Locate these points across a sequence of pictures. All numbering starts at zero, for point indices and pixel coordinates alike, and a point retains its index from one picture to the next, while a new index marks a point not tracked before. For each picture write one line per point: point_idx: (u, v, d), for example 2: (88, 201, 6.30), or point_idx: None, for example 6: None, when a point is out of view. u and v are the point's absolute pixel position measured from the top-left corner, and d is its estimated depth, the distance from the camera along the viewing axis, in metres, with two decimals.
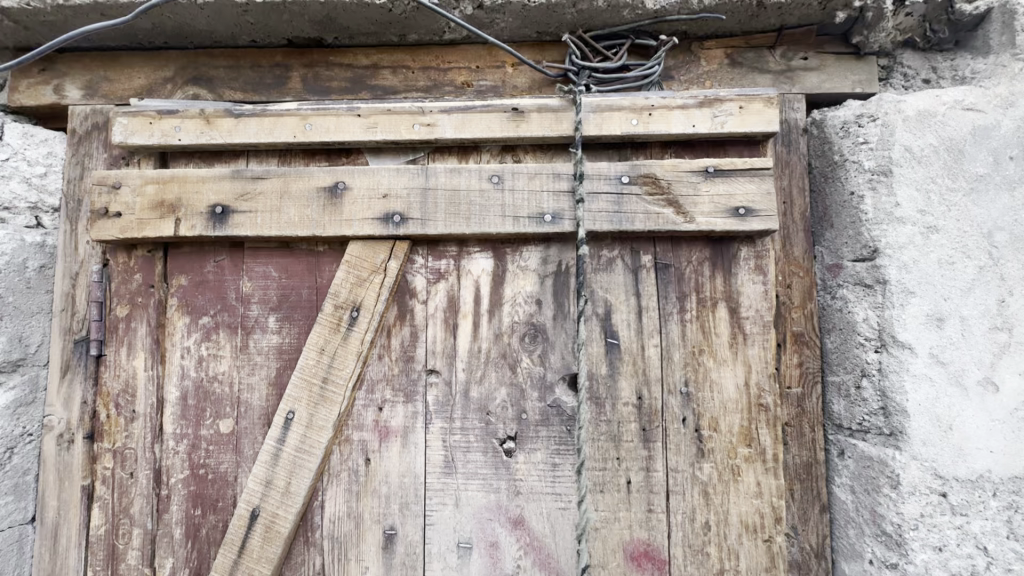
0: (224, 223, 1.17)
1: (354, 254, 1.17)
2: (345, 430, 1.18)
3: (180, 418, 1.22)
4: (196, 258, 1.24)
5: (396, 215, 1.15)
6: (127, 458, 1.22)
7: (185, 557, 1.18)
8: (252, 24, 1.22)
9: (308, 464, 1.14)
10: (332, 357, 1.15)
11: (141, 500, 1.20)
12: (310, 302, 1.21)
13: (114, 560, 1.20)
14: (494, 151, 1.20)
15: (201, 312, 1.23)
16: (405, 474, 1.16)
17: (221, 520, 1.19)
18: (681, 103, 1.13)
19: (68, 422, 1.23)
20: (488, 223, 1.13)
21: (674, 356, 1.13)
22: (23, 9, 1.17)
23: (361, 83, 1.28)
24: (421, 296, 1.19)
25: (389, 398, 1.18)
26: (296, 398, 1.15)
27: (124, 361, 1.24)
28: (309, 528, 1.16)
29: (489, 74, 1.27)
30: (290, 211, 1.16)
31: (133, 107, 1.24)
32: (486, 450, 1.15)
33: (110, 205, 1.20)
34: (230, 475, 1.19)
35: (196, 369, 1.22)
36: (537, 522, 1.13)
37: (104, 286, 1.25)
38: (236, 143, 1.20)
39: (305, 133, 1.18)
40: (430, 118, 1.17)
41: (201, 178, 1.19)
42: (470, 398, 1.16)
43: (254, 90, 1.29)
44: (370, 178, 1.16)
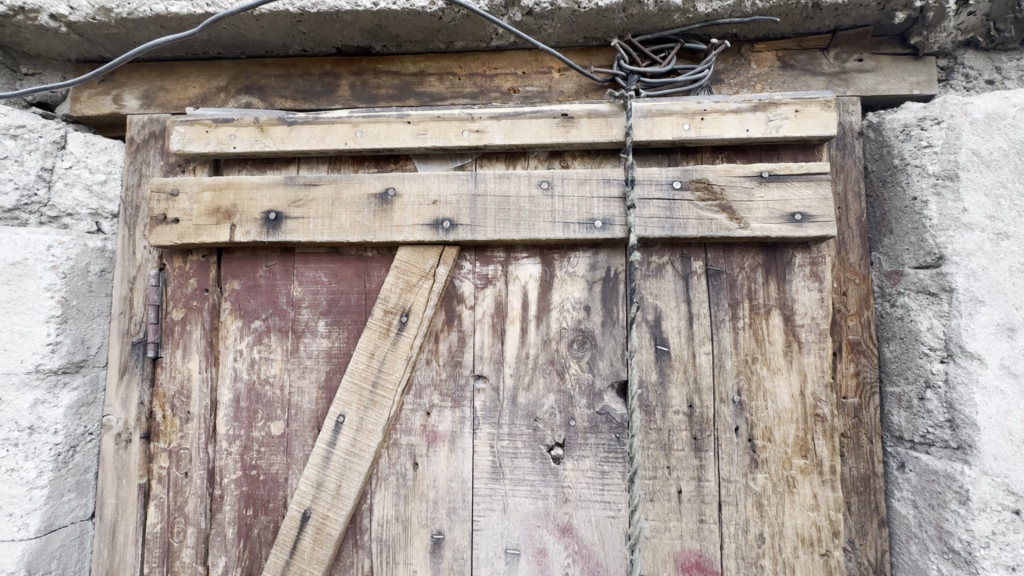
0: (277, 229, 1.19)
1: (403, 260, 1.18)
2: (393, 434, 1.19)
3: (232, 419, 1.24)
4: (249, 263, 1.27)
5: (446, 222, 1.15)
6: (182, 458, 1.25)
7: (237, 556, 1.21)
8: (304, 33, 1.24)
9: (358, 468, 1.15)
10: (381, 362, 1.17)
11: (195, 499, 1.23)
12: (360, 307, 1.22)
13: (169, 557, 1.23)
14: (542, 157, 1.20)
15: (253, 316, 1.26)
16: (453, 479, 1.17)
17: (272, 521, 1.21)
18: (734, 108, 1.11)
19: (126, 421, 1.27)
20: (537, 229, 1.13)
21: (726, 364, 1.11)
22: (89, 22, 1.22)
23: (408, 90, 1.30)
24: (468, 302, 1.19)
25: (436, 403, 1.18)
26: (346, 402, 1.16)
27: (179, 364, 1.27)
28: (358, 531, 1.18)
29: (535, 80, 1.27)
30: (342, 217, 1.18)
31: (190, 116, 1.27)
32: (534, 457, 1.15)
33: (168, 211, 1.24)
34: (281, 477, 1.21)
35: (248, 372, 1.25)
36: (586, 530, 1.12)
37: (161, 289, 1.29)
38: (289, 151, 1.22)
39: (356, 141, 1.20)
40: (479, 125, 1.17)
41: (255, 185, 1.22)
42: (517, 405, 1.16)
43: (304, 98, 1.32)
44: (420, 184, 1.17)
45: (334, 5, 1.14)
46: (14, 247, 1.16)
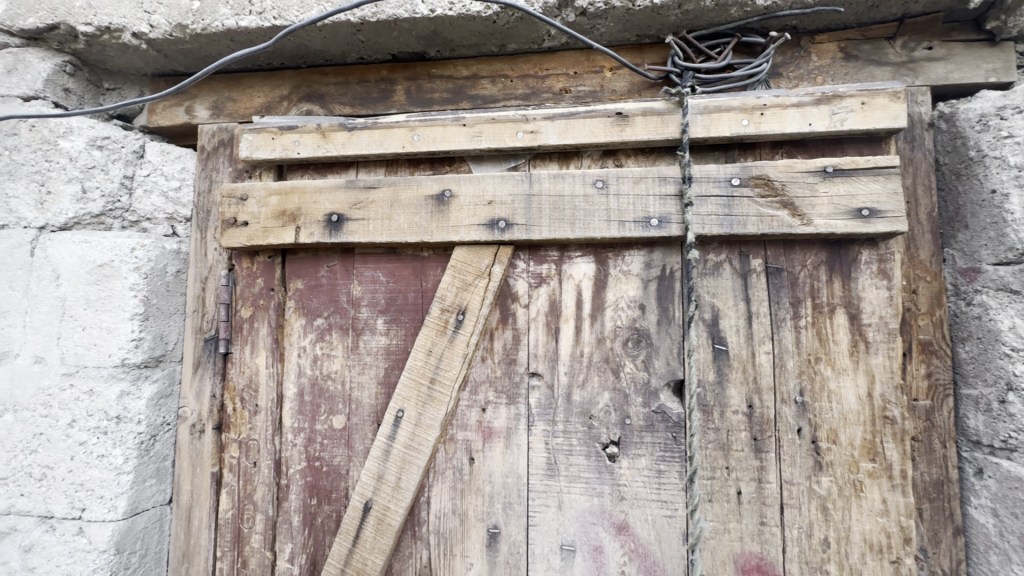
0: (339, 231, 1.24)
1: (459, 259, 1.21)
2: (450, 429, 1.22)
3: (297, 412, 1.30)
4: (311, 264, 1.33)
5: (501, 222, 1.17)
6: (251, 448, 1.32)
7: (303, 543, 1.27)
8: (363, 42, 1.29)
9: (417, 461, 1.19)
10: (439, 359, 1.20)
11: (264, 487, 1.30)
12: (417, 306, 1.26)
13: (240, 542, 1.30)
14: (596, 156, 1.20)
15: (316, 314, 1.31)
16: (508, 474, 1.19)
17: (335, 510, 1.26)
18: (795, 101, 1.09)
19: (199, 413, 1.35)
20: (592, 228, 1.13)
21: (788, 364, 1.09)
22: (167, 39, 1.30)
23: (462, 93, 1.33)
24: (522, 300, 1.21)
25: (492, 400, 1.21)
26: (405, 397, 1.20)
27: (247, 359, 1.34)
28: (416, 522, 1.21)
29: (587, 80, 1.28)
30: (400, 218, 1.22)
31: (257, 124, 1.34)
32: (588, 454, 1.15)
33: (238, 215, 1.31)
34: (342, 468, 1.26)
35: (312, 367, 1.30)
36: (642, 528, 1.12)
37: (230, 289, 1.37)
38: (350, 155, 1.27)
39: (413, 144, 1.24)
40: (533, 125, 1.19)
41: (318, 188, 1.27)
42: (572, 402, 1.17)
43: (362, 104, 1.37)
44: (476, 186, 1.20)
45: (393, 13, 1.18)
46: (102, 251, 1.27)
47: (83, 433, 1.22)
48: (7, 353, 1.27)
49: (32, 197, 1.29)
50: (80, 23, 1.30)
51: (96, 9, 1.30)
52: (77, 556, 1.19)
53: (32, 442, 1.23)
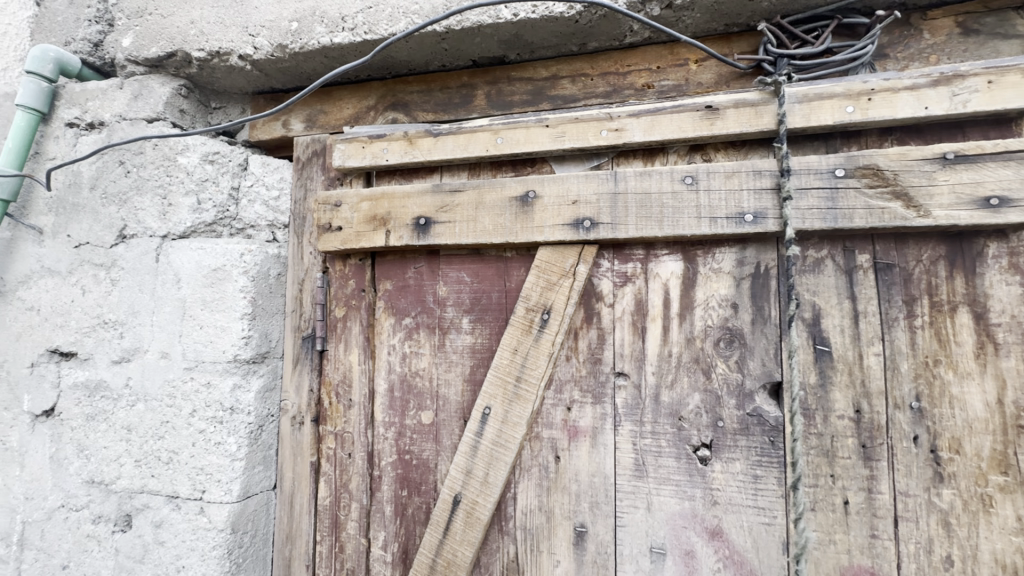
0: (427, 233, 1.29)
1: (544, 259, 1.22)
2: (536, 427, 1.23)
3: (388, 407, 1.36)
4: (399, 265, 1.39)
5: (586, 221, 1.17)
6: (346, 440, 1.40)
7: (395, 532, 1.33)
8: (447, 50, 1.33)
9: (504, 457, 1.21)
10: (525, 357, 1.22)
11: (358, 477, 1.37)
12: (501, 305, 1.28)
13: (337, 528, 1.39)
14: (682, 151, 1.18)
15: (404, 314, 1.37)
16: (595, 474, 1.18)
17: (425, 502, 1.31)
18: (908, 84, 1.01)
19: (299, 406, 1.44)
20: (682, 225, 1.11)
21: (901, 366, 1.01)
22: (269, 59, 1.40)
23: (542, 94, 1.34)
24: (607, 299, 1.20)
25: (577, 399, 1.21)
26: (491, 395, 1.23)
27: (342, 356, 1.42)
28: (504, 517, 1.24)
29: (671, 73, 1.25)
30: (486, 219, 1.25)
31: (348, 134, 1.42)
32: (678, 457, 1.13)
33: (333, 220, 1.39)
34: (431, 462, 1.31)
35: (401, 364, 1.36)
36: (738, 535, 1.08)
37: (325, 290, 1.46)
38: (436, 160, 1.31)
39: (497, 147, 1.26)
40: (618, 123, 1.18)
41: (406, 193, 1.33)
42: (661, 403, 1.15)
43: (445, 110, 1.41)
44: (560, 186, 1.20)
45: (477, 20, 1.21)
46: (216, 256, 1.40)
47: (202, 421, 1.35)
48: (138, 349, 1.43)
49: (156, 209, 1.44)
50: (194, 49, 1.43)
51: (207, 36, 1.42)
52: (200, 533, 1.31)
53: (160, 429, 1.38)
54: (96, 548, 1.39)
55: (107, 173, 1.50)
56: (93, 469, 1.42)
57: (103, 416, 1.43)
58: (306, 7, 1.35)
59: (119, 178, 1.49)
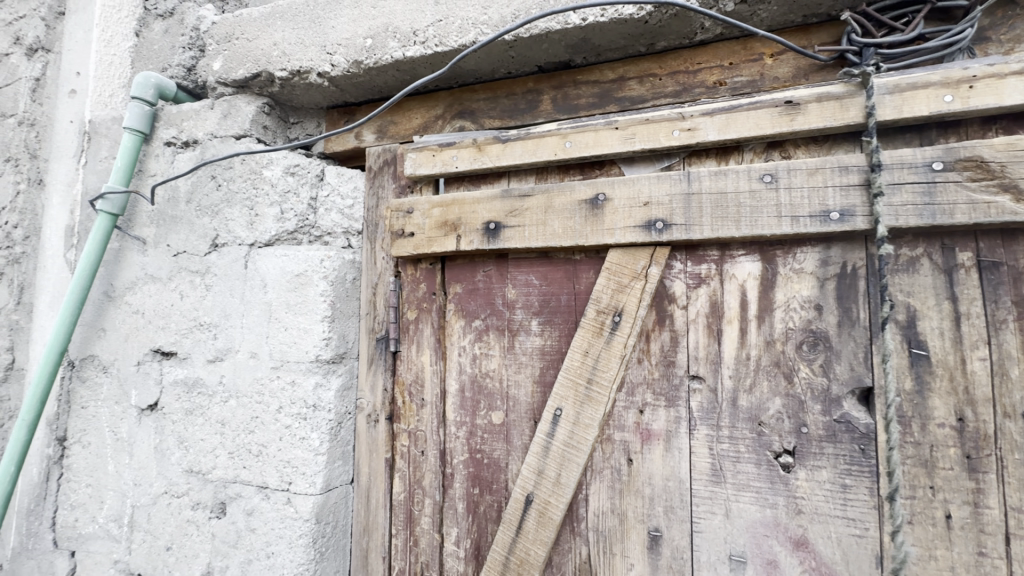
0: (497, 237, 1.32)
1: (614, 262, 1.22)
2: (607, 429, 1.23)
3: (459, 407, 1.40)
4: (468, 269, 1.42)
5: (659, 222, 1.17)
6: (419, 438, 1.45)
7: (467, 528, 1.37)
8: (514, 57, 1.35)
9: (576, 459, 1.22)
10: (596, 359, 1.22)
11: (431, 474, 1.42)
12: (571, 307, 1.29)
13: (412, 522, 1.44)
14: (759, 149, 1.14)
15: (474, 316, 1.41)
16: (669, 478, 1.17)
17: (496, 500, 1.34)
18: (1017, 68, 0.94)
19: (374, 404, 1.51)
20: (760, 225, 1.08)
21: (1011, 373, 0.94)
22: (345, 75, 1.48)
23: (608, 97, 1.34)
24: (680, 301, 1.19)
25: (650, 402, 1.20)
26: (563, 397, 1.24)
27: (414, 357, 1.48)
28: (575, 518, 1.25)
29: (745, 69, 1.22)
30: (555, 223, 1.26)
31: (419, 143, 1.47)
32: (759, 463, 1.10)
33: (406, 227, 1.45)
34: (502, 462, 1.34)
35: (471, 365, 1.40)
36: (825, 546, 1.04)
37: (398, 293, 1.51)
38: (504, 166, 1.34)
39: (565, 151, 1.27)
40: (690, 123, 1.16)
41: (476, 199, 1.36)
42: (739, 408, 1.12)
43: (511, 116, 1.44)
44: (630, 188, 1.20)
45: (545, 27, 1.23)
46: (298, 262, 1.49)
47: (289, 417, 1.44)
48: (230, 349, 1.54)
49: (245, 219, 1.55)
50: (277, 69, 1.53)
51: (289, 56, 1.52)
52: (288, 521, 1.40)
53: (251, 424, 1.48)
54: (196, 532, 1.52)
55: (201, 187, 1.63)
56: (192, 459, 1.54)
57: (200, 411, 1.56)
58: (379, 24, 1.42)
59: (212, 192, 1.62)
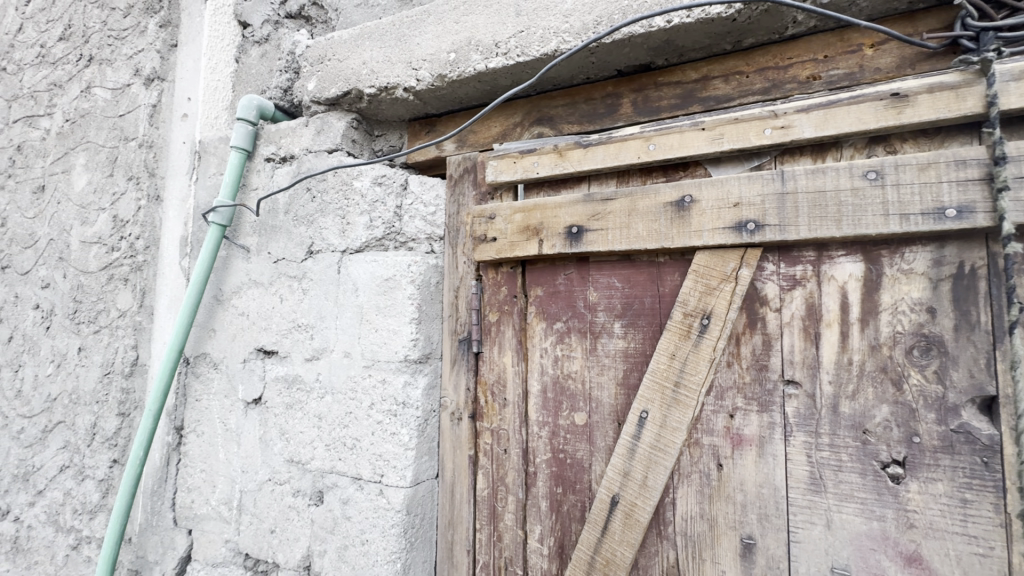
0: (580, 241, 1.34)
1: (702, 264, 1.21)
2: (695, 433, 1.22)
3: (541, 407, 1.44)
4: (549, 272, 1.45)
5: (750, 223, 1.14)
6: (502, 437, 1.49)
7: (551, 527, 1.39)
8: (594, 63, 1.37)
9: (663, 462, 1.22)
10: (683, 362, 1.22)
11: (514, 472, 1.46)
12: (655, 310, 1.29)
13: (495, 517, 1.49)
14: (860, 145, 1.10)
15: (555, 318, 1.43)
16: (763, 485, 1.14)
17: (580, 500, 1.36)
18: None
19: (457, 403, 1.57)
20: (864, 224, 1.04)
21: None
22: (429, 89, 1.56)
23: (692, 97, 1.32)
24: (773, 304, 1.16)
25: (741, 406, 1.18)
26: (649, 399, 1.25)
27: (496, 358, 1.53)
28: (662, 522, 1.24)
29: (841, 62, 1.17)
30: (639, 226, 1.27)
31: (499, 151, 1.52)
32: (864, 473, 1.05)
33: (488, 232, 1.50)
34: (585, 462, 1.36)
35: (553, 367, 1.43)
36: (942, 564, 0.98)
37: (479, 296, 1.56)
38: (586, 170, 1.36)
39: (649, 154, 1.27)
40: (784, 120, 1.13)
41: (558, 203, 1.39)
42: (840, 414, 1.08)
43: (590, 121, 1.45)
44: (719, 189, 1.19)
45: (628, 32, 1.24)
46: (387, 267, 1.58)
47: (380, 413, 1.53)
48: (325, 349, 1.66)
49: (338, 228, 1.67)
50: (367, 87, 1.63)
51: (378, 74, 1.62)
52: (381, 511, 1.49)
53: (345, 419, 1.59)
54: (297, 517, 1.64)
55: (298, 199, 1.77)
56: (292, 450, 1.67)
57: (299, 405, 1.68)
58: (462, 38, 1.48)
59: (307, 203, 1.75)
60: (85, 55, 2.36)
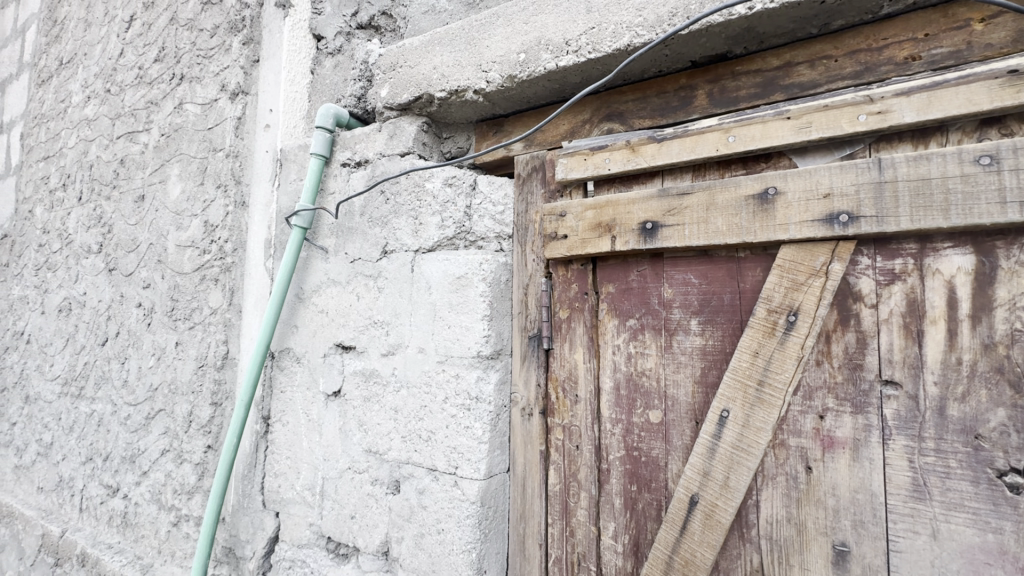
0: (655, 237, 1.33)
1: (787, 259, 1.17)
2: (781, 434, 1.18)
3: (614, 405, 1.43)
4: (621, 268, 1.44)
5: (843, 216, 1.09)
6: (573, 433, 1.50)
7: (625, 524, 1.39)
8: (668, 55, 1.34)
9: (747, 462, 1.19)
10: (768, 360, 1.18)
11: (586, 468, 1.47)
12: (735, 307, 1.25)
13: (567, 513, 1.50)
14: (969, 128, 1.02)
15: (628, 315, 1.42)
16: (858, 490, 1.09)
17: (656, 499, 1.34)
18: None
19: (528, 399, 1.59)
20: (977, 213, 0.96)
21: None
22: (498, 89, 1.59)
23: (774, 85, 1.27)
24: (869, 300, 1.10)
25: (832, 407, 1.13)
26: (730, 398, 1.22)
27: (567, 355, 1.53)
28: (744, 524, 1.21)
29: (945, 39, 1.09)
30: (719, 220, 1.24)
31: (569, 148, 1.53)
32: (976, 481, 0.98)
33: (559, 229, 1.51)
34: (661, 461, 1.34)
35: (626, 364, 1.42)
36: None
37: (549, 293, 1.57)
38: (660, 165, 1.34)
39: (729, 146, 1.24)
40: (880, 105, 1.07)
41: (631, 199, 1.38)
42: (948, 418, 1.01)
43: (663, 115, 1.42)
44: (806, 180, 1.14)
45: (706, 22, 1.21)
46: (460, 266, 1.62)
47: (454, 407, 1.58)
48: (400, 345, 1.73)
49: (411, 228, 1.73)
50: (438, 91, 1.69)
51: (448, 78, 1.67)
52: (457, 502, 1.54)
53: (420, 412, 1.65)
54: (375, 505, 1.73)
55: (373, 202, 1.85)
56: (371, 441, 1.76)
57: (376, 398, 1.77)
58: (532, 38, 1.50)
59: (381, 205, 1.82)
60: (177, 74, 2.57)
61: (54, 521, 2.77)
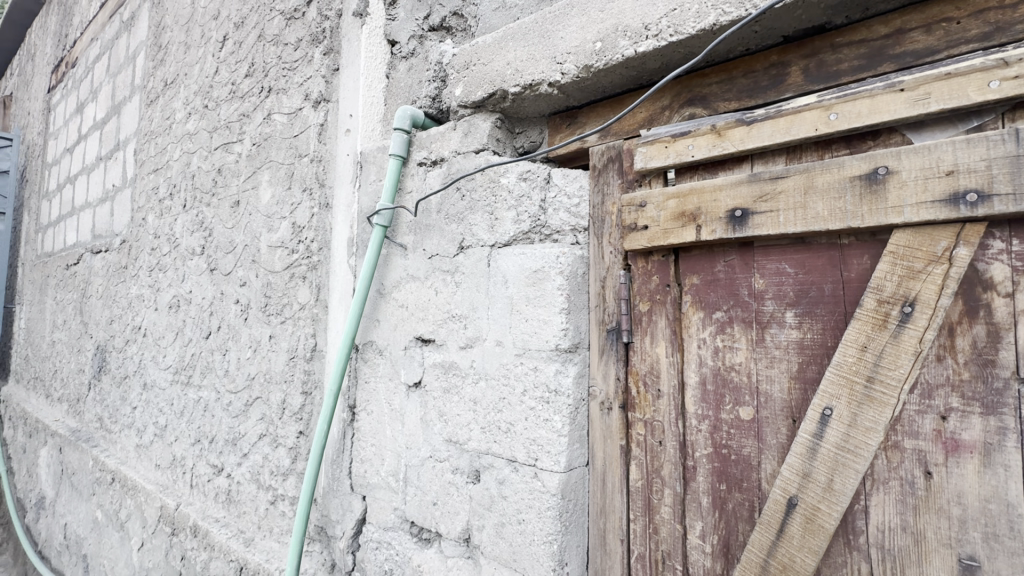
0: (745, 224, 1.27)
1: (901, 244, 1.07)
2: (894, 435, 1.09)
3: (700, 400, 1.38)
4: (707, 259, 1.39)
5: (970, 194, 0.99)
6: (656, 429, 1.46)
7: (714, 524, 1.34)
8: (757, 32, 1.27)
9: (854, 465, 1.11)
10: (878, 355, 1.09)
11: (670, 465, 1.43)
12: (837, 298, 1.17)
13: (650, 510, 1.47)
14: None
15: (714, 308, 1.37)
16: (990, 499, 0.98)
17: (747, 499, 1.29)
18: None
19: (607, 393, 1.56)
20: None
21: None
22: (573, 81, 1.57)
23: (882, 56, 1.16)
24: (1003, 288, 0.99)
25: (957, 407, 1.02)
26: (833, 395, 1.14)
27: (648, 349, 1.50)
28: (851, 531, 1.13)
29: None
30: (819, 205, 1.16)
31: (648, 136, 1.48)
32: None
33: (638, 220, 1.48)
34: (753, 460, 1.28)
35: (713, 358, 1.36)
36: None
37: (629, 286, 1.54)
38: (750, 148, 1.27)
39: (830, 124, 1.16)
40: (1016, 69, 0.96)
41: (717, 186, 1.32)
42: None
43: (752, 96, 1.35)
44: (924, 156, 1.04)
45: None
46: (536, 259, 1.62)
47: (533, 399, 1.59)
48: (478, 337, 1.76)
49: (487, 223, 1.76)
50: (512, 86, 1.70)
51: (522, 72, 1.67)
52: (537, 493, 1.56)
53: (499, 404, 1.68)
54: (456, 493, 1.78)
55: (449, 200, 1.89)
56: (451, 431, 1.81)
57: (456, 389, 1.82)
58: (609, 26, 1.47)
59: (457, 202, 1.86)
60: (266, 87, 2.77)
61: (170, 495, 3.10)
